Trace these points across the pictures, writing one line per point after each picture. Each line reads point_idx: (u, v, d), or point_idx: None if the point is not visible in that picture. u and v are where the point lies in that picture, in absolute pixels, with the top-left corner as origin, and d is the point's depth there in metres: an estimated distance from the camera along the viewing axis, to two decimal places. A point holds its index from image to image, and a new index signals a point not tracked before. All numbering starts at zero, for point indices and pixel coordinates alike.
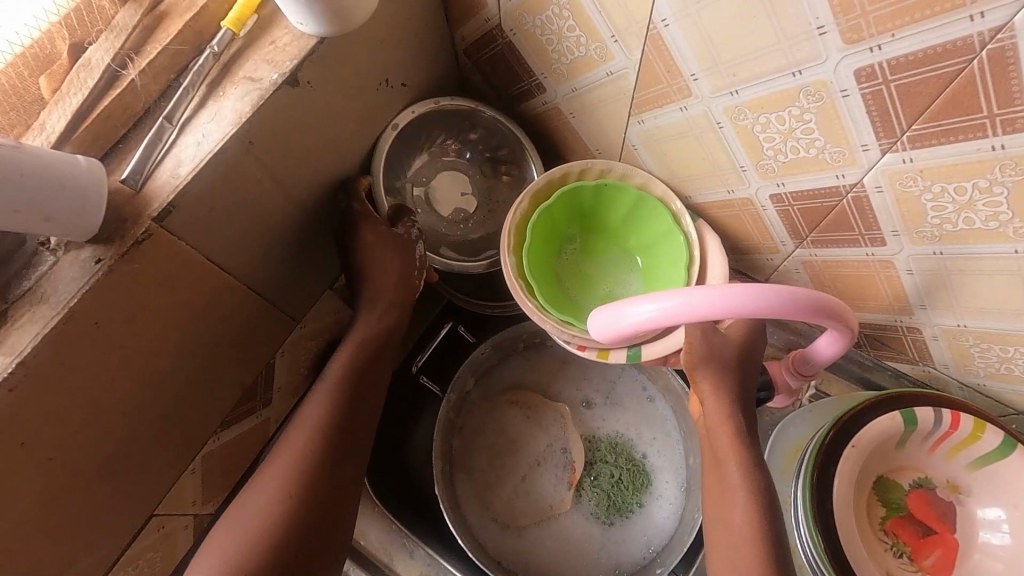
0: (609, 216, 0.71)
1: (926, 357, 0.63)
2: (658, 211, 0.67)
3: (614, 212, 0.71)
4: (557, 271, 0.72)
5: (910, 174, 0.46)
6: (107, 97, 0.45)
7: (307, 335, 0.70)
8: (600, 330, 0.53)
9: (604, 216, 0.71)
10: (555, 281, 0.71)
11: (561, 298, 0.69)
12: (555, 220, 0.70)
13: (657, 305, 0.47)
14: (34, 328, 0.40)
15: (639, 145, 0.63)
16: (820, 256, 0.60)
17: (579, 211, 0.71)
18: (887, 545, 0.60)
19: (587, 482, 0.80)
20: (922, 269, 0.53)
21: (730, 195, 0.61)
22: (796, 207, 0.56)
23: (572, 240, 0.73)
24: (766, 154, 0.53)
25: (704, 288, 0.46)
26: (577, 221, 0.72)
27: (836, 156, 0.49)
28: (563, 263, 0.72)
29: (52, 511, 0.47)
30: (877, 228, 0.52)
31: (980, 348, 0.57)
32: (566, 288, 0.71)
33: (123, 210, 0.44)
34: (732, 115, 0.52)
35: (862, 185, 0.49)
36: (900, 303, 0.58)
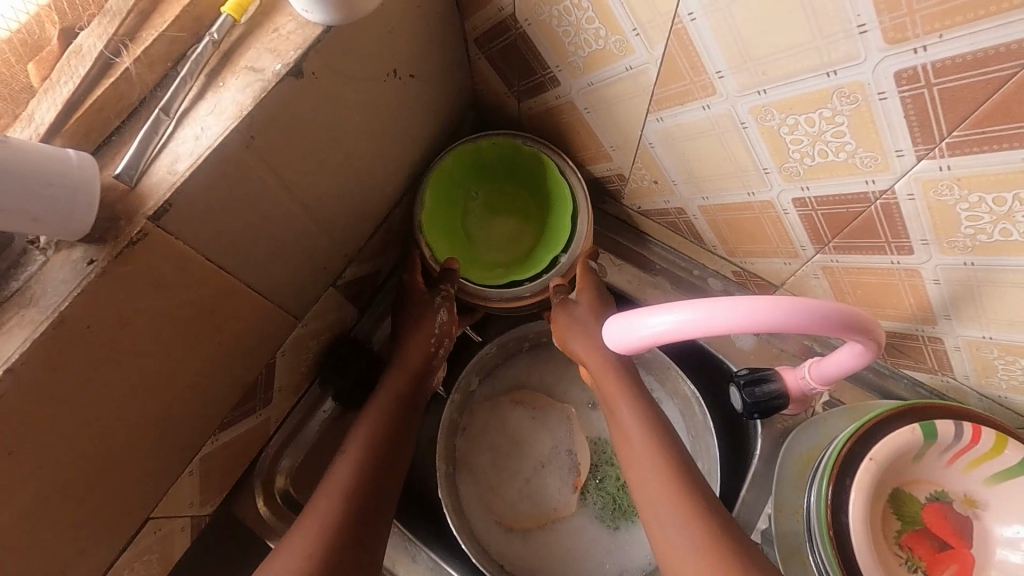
0: (520, 170, 0.78)
1: (945, 367, 0.62)
2: (568, 194, 0.72)
3: (507, 164, 0.77)
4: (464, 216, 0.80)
5: (945, 182, 0.44)
6: (98, 87, 0.43)
7: (310, 332, 0.67)
8: (616, 339, 0.50)
9: (514, 175, 0.79)
10: (470, 243, 0.79)
11: (479, 260, 0.78)
12: (455, 188, 0.77)
13: (684, 317, 0.44)
14: (23, 332, 0.38)
15: (656, 143, 0.60)
16: (841, 263, 0.58)
17: (478, 171, 0.78)
18: (902, 559, 0.59)
19: (592, 485, 0.79)
20: (949, 280, 0.51)
21: (750, 197, 0.59)
22: (820, 213, 0.54)
23: (477, 200, 0.80)
24: (791, 157, 0.51)
25: (745, 301, 0.43)
26: (479, 177, 0.79)
27: (867, 161, 0.46)
28: (478, 226, 0.80)
29: (40, 519, 0.45)
30: (905, 237, 0.50)
31: (1004, 361, 0.55)
32: (477, 249, 0.79)
33: (116, 209, 0.41)
34: (758, 115, 0.49)
35: (892, 192, 0.47)
36: (923, 313, 0.57)
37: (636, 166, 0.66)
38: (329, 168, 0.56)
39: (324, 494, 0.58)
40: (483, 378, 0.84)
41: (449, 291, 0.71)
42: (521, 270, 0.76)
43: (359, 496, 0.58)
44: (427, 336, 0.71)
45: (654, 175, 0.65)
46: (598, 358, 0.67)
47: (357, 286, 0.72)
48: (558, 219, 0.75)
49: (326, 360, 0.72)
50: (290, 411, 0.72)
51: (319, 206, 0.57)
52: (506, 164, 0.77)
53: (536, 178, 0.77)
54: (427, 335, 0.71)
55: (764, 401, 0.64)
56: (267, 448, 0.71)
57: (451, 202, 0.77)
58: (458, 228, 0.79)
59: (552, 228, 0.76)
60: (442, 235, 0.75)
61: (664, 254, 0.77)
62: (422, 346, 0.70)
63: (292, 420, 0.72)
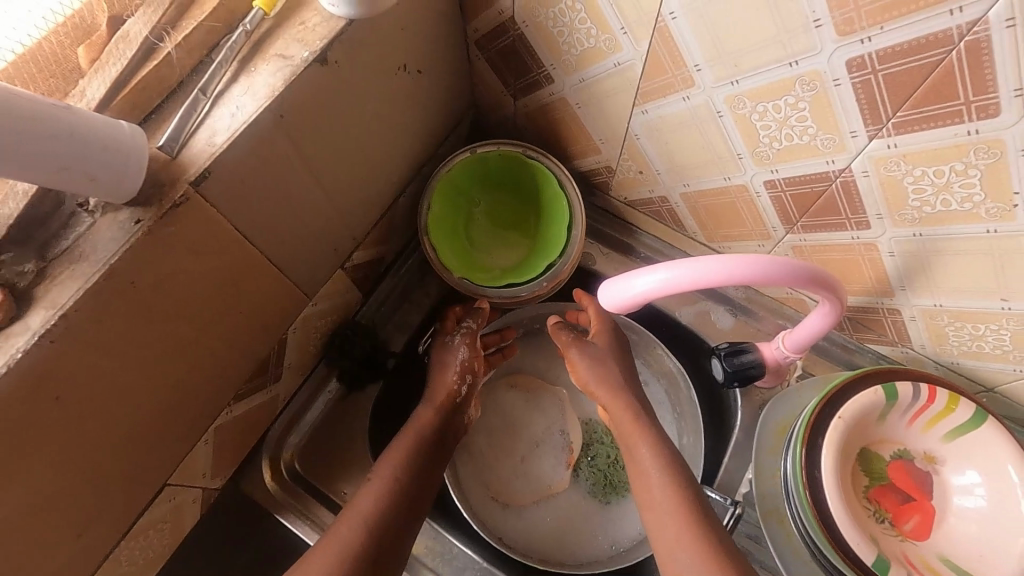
0: (520, 182, 0.83)
1: (904, 337, 0.68)
2: (565, 209, 0.78)
3: (509, 175, 0.83)
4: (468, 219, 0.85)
5: (894, 158, 0.50)
6: (143, 68, 0.47)
7: (318, 312, 0.71)
8: (608, 300, 0.55)
9: (515, 186, 0.84)
10: (471, 244, 0.84)
11: (477, 260, 0.83)
12: (460, 192, 0.82)
13: (672, 273, 0.50)
14: (75, 283, 0.42)
15: (641, 135, 0.67)
16: (809, 241, 0.65)
17: (485, 179, 0.83)
18: (870, 512, 0.64)
19: (584, 462, 0.83)
20: (903, 251, 0.58)
21: (726, 182, 0.65)
22: (789, 193, 0.61)
23: (480, 206, 0.85)
24: (762, 142, 0.57)
25: (728, 259, 0.49)
26: (483, 184, 0.84)
27: (827, 143, 0.53)
28: (480, 230, 0.85)
29: (72, 470, 0.48)
30: (863, 212, 0.57)
31: (954, 327, 0.62)
32: (475, 251, 0.84)
33: (159, 176, 0.45)
34: (732, 104, 0.56)
35: (850, 170, 0.54)
36: (881, 286, 0.63)
37: (623, 159, 0.72)
38: (345, 153, 0.60)
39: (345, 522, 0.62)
40: None
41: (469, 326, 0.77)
42: (516, 273, 0.81)
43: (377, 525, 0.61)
44: (450, 376, 0.76)
45: (639, 165, 0.71)
46: (613, 396, 0.73)
47: (364, 270, 0.77)
48: (554, 231, 0.80)
49: (333, 340, 0.76)
50: (298, 389, 0.75)
51: (334, 189, 0.62)
52: (509, 176, 0.83)
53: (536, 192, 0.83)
54: (449, 375, 0.76)
55: (742, 369, 0.69)
56: (276, 425, 0.74)
57: (455, 204, 0.82)
58: (461, 231, 0.84)
59: (548, 238, 0.81)
60: (445, 237, 0.80)
61: (648, 243, 0.82)
62: (446, 385, 0.75)
63: (299, 399, 0.75)
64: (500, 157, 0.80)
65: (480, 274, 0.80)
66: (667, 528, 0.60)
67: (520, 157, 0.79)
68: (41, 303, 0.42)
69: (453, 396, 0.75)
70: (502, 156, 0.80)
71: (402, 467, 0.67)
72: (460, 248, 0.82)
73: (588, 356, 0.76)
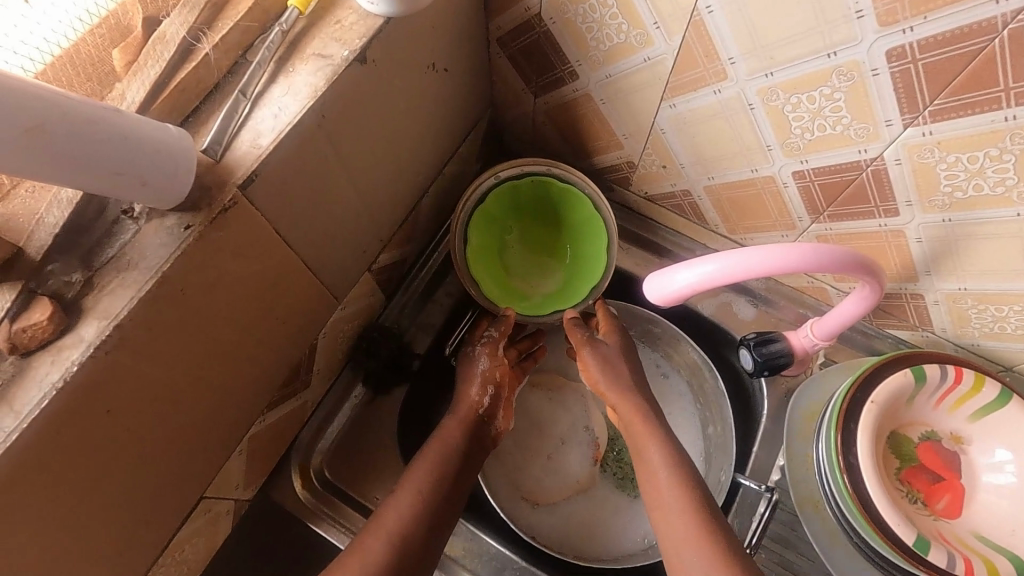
0: (553, 204, 0.76)
1: (925, 321, 0.70)
2: (601, 232, 0.73)
3: (542, 198, 0.76)
4: (502, 246, 0.78)
5: (928, 146, 0.52)
6: (182, 70, 0.46)
7: (346, 316, 0.70)
8: (652, 294, 0.55)
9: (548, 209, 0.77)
10: (507, 273, 0.77)
11: (516, 290, 0.76)
12: (491, 220, 0.75)
13: (714, 267, 0.50)
14: (128, 292, 0.41)
15: (667, 129, 0.67)
16: (835, 230, 0.66)
17: (518, 204, 0.77)
18: (903, 493, 0.65)
19: (610, 457, 0.84)
20: (930, 237, 0.59)
21: (753, 173, 0.66)
22: (817, 183, 0.62)
23: (513, 231, 0.78)
24: (793, 133, 0.58)
25: (776, 248, 0.50)
26: (513, 209, 0.77)
27: (860, 132, 0.54)
28: (516, 257, 0.78)
29: (117, 485, 0.47)
30: (892, 198, 0.58)
31: (977, 310, 0.64)
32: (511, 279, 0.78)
33: (205, 180, 0.44)
34: (764, 97, 0.57)
35: (882, 159, 0.55)
36: (907, 271, 0.65)
37: (646, 154, 0.73)
38: (377, 153, 0.60)
39: (373, 534, 0.60)
40: None
41: (489, 335, 0.76)
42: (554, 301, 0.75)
43: (404, 537, 0.60)
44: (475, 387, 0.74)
45: (663, 159, 0.72)
46: (621, 396, 0.71)
47: (388, 273, 0.76)
48: (592, 256, 0.75)
49: (359, 345, 0.75)
50: (325, 395, 0.74)
51: (366, 190, 0.61)
52: (541, 199, 0.76)
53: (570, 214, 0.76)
54: (473, 388, 0.74)
55: (771, 359, 0.70)
56: (304, 432, 0.73)
57: (489, 232, 0.76)
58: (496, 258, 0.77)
59: (584, 264, 0.76)
60: (481, 269, 0.75)
61: (668, 237, 0.83)
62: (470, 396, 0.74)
63: (325, 405, 0.75)
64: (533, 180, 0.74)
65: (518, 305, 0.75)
66: (678, 528, 0.61)
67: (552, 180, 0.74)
68: (93, 313, 0.40)
69: (475, 409, 0.73)
70: (534, 179, 0.74)
71: (426, 479, 0.65)
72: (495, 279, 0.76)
73: (600, 358, 0.72)
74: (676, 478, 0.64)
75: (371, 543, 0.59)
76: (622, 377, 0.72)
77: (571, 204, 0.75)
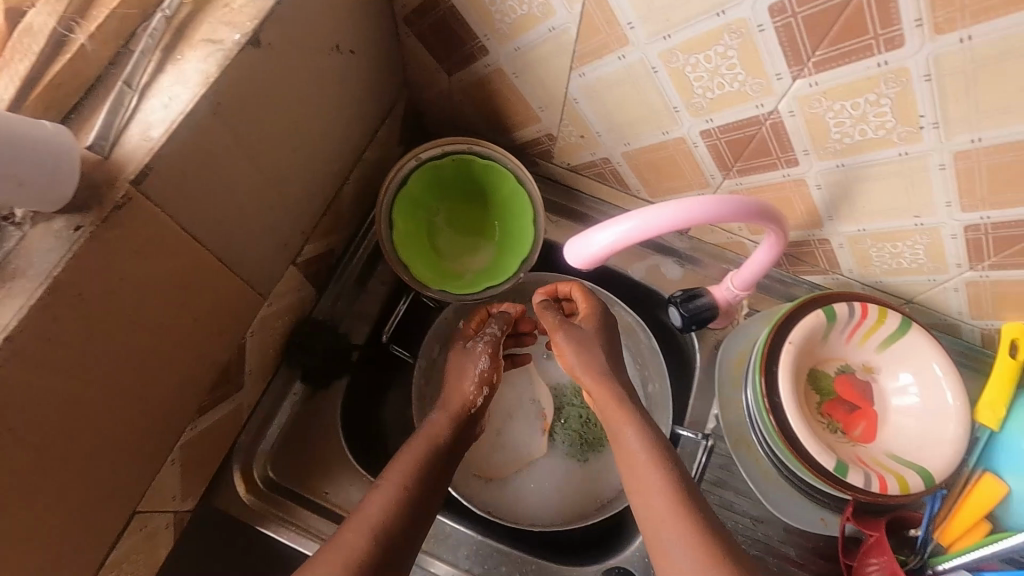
0: (476, 183, 0.76)
1: (834, 264, 0.75)
2: (526, 204, 0.73)
3: (464, 179, 0.76)
4: (429, 229, 0.77)
5: (816, 96, 0.55)
6: (55, 63, 0.43)
7: (274, 312, 0.68)
8: (580, 252, 0.55)
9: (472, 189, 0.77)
10: (438, 256, 0.76)
11: (446, 270, 0.75)
12: (416, 203, 0.75)
13: (653, 216, 0.51)
14: (17, 301, 0.39)
15: (579, 98, 0.68)
16: (744, 185, 0.69)
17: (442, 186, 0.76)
18: (824, 424, 0.70)
19: (558, 426, 0.85)
20: (828, 183, 0.63)
21: (664, 136, 0.68)
22: (724, 141, 0.64)
23: (439, 214, 0.77)
24: (696, 93, 0.61)
25: (679, 202, 0.52)
26: (437, 192, 0.76)
27: (756, 87, 0.57)
28: (445, 240, 0.77)
29: (33, 507, 0.44)
30: (791, 149, 0.62)
31: (875, 248, 0.69)
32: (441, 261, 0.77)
33: (93, 178, 0.42)
34: (666, 59, 0.58)
35: (777, 112, 0.58)
36: (811, 218, 0.69)
37: (564, 125, 0.74)
38: (287, 141, 0.58)
39: (354, 527, 0.58)
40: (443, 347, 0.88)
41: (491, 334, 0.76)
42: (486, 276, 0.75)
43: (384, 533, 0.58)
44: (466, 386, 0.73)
45: (580, 128, 0.73)
46: (597, 383, 0.70)
47: (315, 266, 0.74)
48: (519, 229, 0.75)
49: (292, 341, 0.74)
50: (261, 396, 0.72)
51: (279, 180, 0.59)
52: (464, 179, 0.76)
53: (494, 191, 0.76)
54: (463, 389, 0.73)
55: (697, 313, 0.73)
56: (243, 436, 0.71)
57: (414, 216, 0.75)
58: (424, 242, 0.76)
59: (513, 237, 0.76)
60: (409, 253, 0.73)
61: (594, 206, 0.85)
62: (464, 391, 0.73)
63: (263, 407, 0.73)
64: (453, 160, 0.74)
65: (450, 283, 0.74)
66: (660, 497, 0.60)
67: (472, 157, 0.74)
68: None
69: (468, 406, 0.72)
70: (454, 159, 0.74)
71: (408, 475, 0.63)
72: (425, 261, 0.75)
73: (573, 340, 0.73)
74: (651, 453, 0.63)
75: (350, 538, 0.57)
76: (598, 364, 0.71)
77: (493, 180, 0.75)
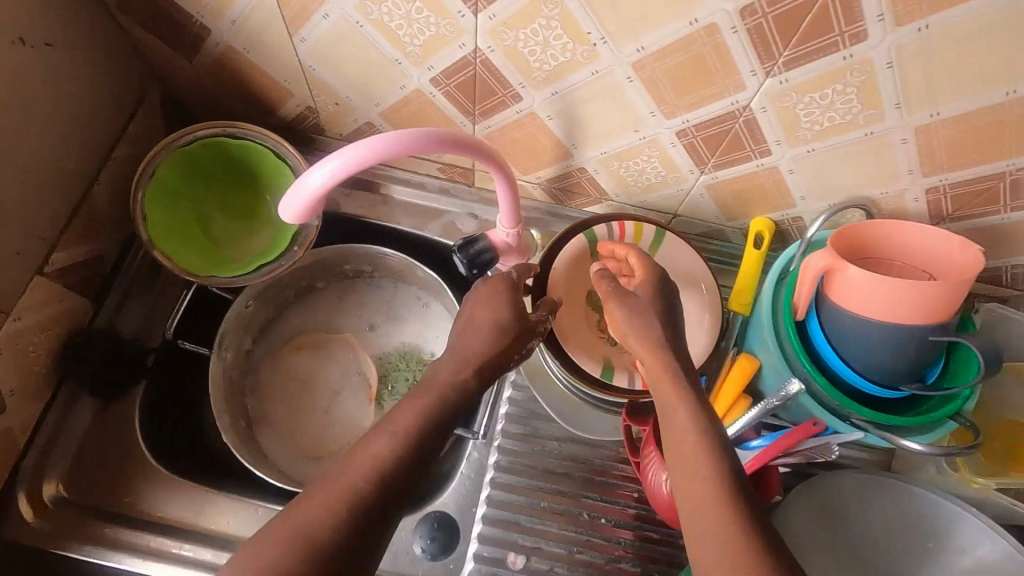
0: (239, 165, 0.76)
1: (602, 191, 0.80)
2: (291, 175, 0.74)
3: (224, 164, 0.75)
4: (200, 221, 0.76)
5: (499, 28, 0.58)
6: None
7: (30, 327, 0.66)
8: (297, 202, 0.55)
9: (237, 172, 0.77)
10: (214, 245, 0.76)
11: (224, 258, 0.75)
12: (175, 195, 0.73)
13: (359, 148, 0.53)
14: None
15: (313, 64, 0.69)
16: (492, 127, 0.72)
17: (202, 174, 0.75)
18: (604, 338, 0.76)
19: (385, 392, 0.86)
20: (555, 112, 0.67)
21: (404, 91, 0.70)
22: (453, 86, 0.67)
23: (208, 203, 0.76)
24: (406, 42, 0.62)
25: (357, 143, 0.54)
26: (199, 181, 0.75)
27: (449, 28, 0.59)
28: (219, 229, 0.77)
29: None
30: (509, 84, 0.65)
31: (623, 168, 0.74)
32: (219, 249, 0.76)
33: None
34: (363, 12, 0.60)
35: (479, 49, 0.61)
36: (560, 149, 0.73)
37: (318, 96, 0.74)
38: None
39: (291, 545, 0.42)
40: (258, 337, 0.87)
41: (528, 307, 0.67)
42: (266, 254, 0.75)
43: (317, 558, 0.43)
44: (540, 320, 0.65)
45: (330, 96, 0.73)
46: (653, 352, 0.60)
47: (81, 275, 0.72)
48: None
49: (67, 354, 0.71)
50: (40, 416, 0.70)
51: None
52: (224, 163, 0.75)
53: (259, 169, 0.76)
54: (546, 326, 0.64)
55: (476, 256, 0.73)
56: (26, 458, 0.70)
57: (176, 210, 0.73)
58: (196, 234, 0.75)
59: None
60: (176, 245, 0.72)
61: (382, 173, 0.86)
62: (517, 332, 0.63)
63: (44, 426, 0.71)
64: (206, 145, 0.73)
65: (228, 268, 0.73)
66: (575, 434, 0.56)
67: (225, 141, 0.73)
68: None
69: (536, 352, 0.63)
70: (206, 144, 0.73)
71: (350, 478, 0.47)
72: (198, 252, 0.74)
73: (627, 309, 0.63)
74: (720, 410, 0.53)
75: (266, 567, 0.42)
76: (651, 328, 0.62)
77: (255, 159, 0.75)
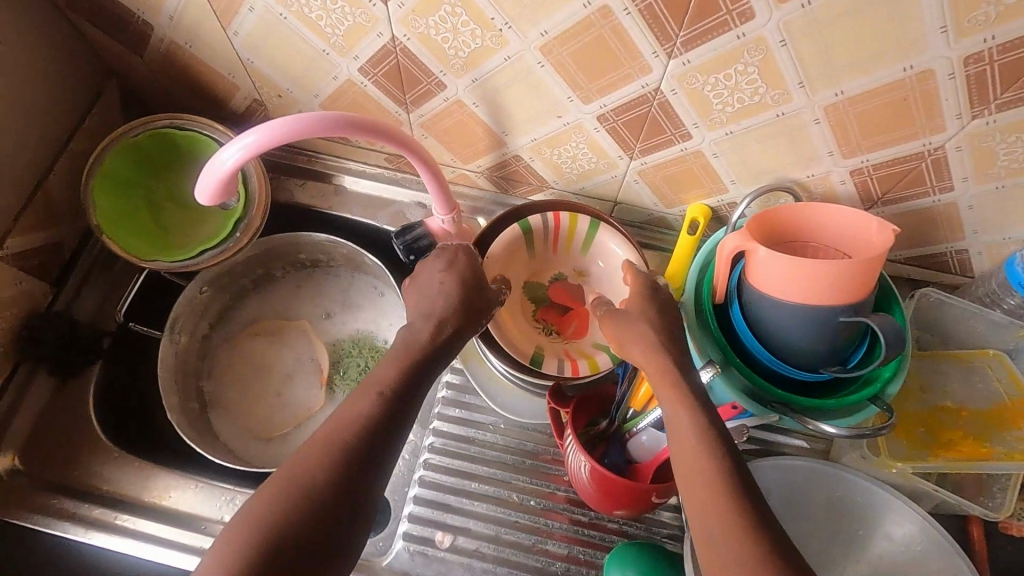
0: (189, 156, 0.80)
1: (541, 179, 0.80)
2: None
3: (174, 155, 0.79)
4: (153, 210, 0.79)
5: (410, 16, 0.60)
6: None
7: None
8: (211, 176, 0.58)
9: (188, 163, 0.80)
10: (165, 233, 0.79)
11: (171, 244, 0.78)
12: (126, 185, 0.77)
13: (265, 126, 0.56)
14: None
15: (249, 56, 0.71)
16: (424, 115, 0.74)
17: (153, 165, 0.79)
18: (539, 328, 0.77)
19: (336, 377, 0.88)
20: (479, 99, 0.68)
21: (337, 81, 0.72)
22: (379, 75, 0.69)
23: (161, 193, 0.80)
24: (328, 33, 0.65)
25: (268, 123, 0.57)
26: (151, 172, 0.79)
27: (363, 17, 0.61)
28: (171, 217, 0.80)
29: None
30: (431, 72, 0.66)
31: (556, 155, 0.75)
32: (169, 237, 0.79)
33: None
34: (283, 4, 0.62)
35: (395, 37, 0.63)
36: (492, 137, 0.74)
37: (261, 89, 0.77)
38: None
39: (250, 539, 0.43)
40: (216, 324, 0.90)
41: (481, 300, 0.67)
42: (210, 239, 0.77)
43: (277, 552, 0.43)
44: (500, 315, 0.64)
45: (272, 88, 0.76)
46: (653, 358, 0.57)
47: (37, 261, 0.76)
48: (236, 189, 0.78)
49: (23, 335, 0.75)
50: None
51: None
52: (173, 154, 0.79)
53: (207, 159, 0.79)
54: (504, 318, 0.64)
55: (412, 243, 0.74)
56: None
57: (127, 199, 0.77)
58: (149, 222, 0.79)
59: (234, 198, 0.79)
60: (126, 232, 0.76)
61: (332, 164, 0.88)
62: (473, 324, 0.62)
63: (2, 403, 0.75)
64: (155, 137, 0.77)
65: (173, 253, 0.76)
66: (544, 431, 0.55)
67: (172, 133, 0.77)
68: None
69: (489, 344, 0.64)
70: (155, 136, 0.77)
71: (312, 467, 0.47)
72: (148, 239, 0.77)
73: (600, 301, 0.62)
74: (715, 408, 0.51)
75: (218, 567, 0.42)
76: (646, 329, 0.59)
77: (202, 150, 0.78)
